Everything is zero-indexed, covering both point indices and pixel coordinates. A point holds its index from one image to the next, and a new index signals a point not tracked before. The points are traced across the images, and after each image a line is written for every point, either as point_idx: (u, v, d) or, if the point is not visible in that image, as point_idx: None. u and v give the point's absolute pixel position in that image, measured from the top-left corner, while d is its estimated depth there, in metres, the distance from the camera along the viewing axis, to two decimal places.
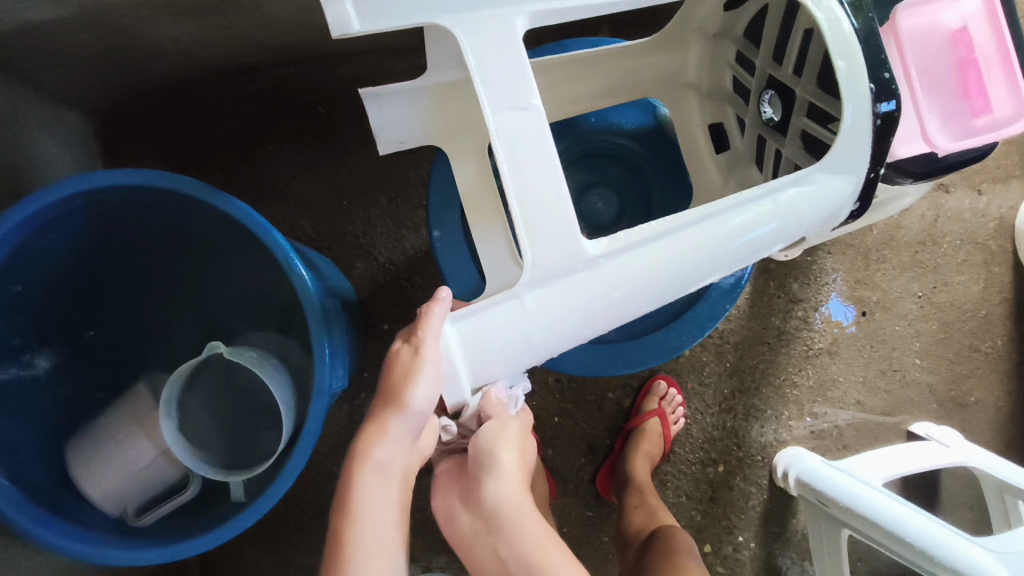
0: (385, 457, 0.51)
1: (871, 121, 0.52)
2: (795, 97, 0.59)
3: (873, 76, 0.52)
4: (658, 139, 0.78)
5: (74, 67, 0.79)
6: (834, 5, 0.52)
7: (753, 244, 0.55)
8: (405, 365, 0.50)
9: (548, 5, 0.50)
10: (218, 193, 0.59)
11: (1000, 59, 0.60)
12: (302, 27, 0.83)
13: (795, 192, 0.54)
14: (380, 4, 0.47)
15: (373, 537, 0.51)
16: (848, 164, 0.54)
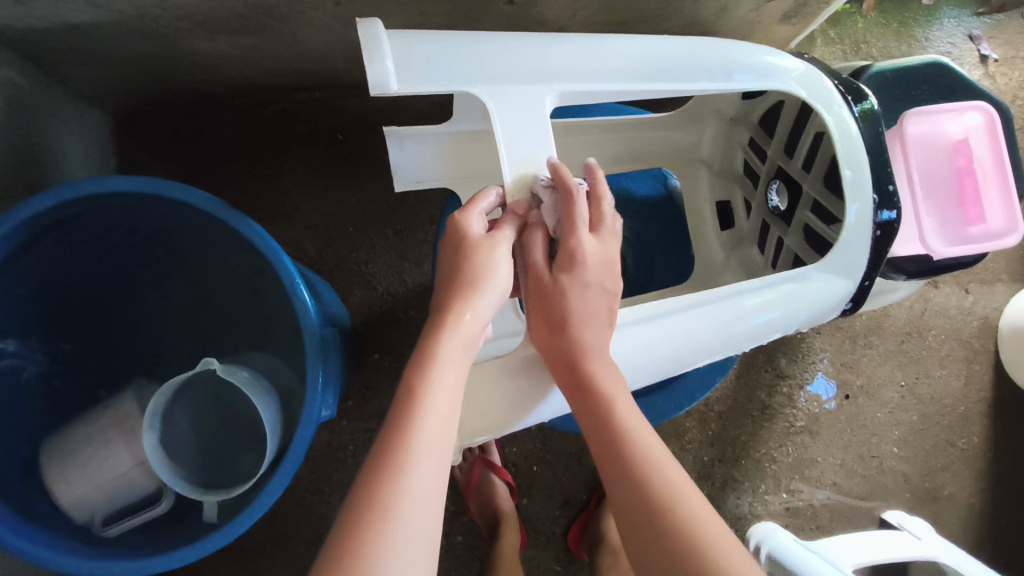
0: (466, 334, 0.50)
1: (872, 230, 0.56)
2: (801, 191, 0.62)
3: (879, 187, 0.56)
4: (664, 209, 0.79)
5: (106, 67, 0.81)
6: (845, 113, 0.56)
7: (755, 330, 0.58)
8: (486, 244, 0.52)
9: (575, 87, 0.55)
10: (234, 212, 0.60)
11: (996, 173, 0.63)
12: (334, 50, 0.85)
13: (794, 285, 0.57)
14: (421, 69, 0.51)
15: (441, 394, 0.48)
16: (846, 265, 0.57)
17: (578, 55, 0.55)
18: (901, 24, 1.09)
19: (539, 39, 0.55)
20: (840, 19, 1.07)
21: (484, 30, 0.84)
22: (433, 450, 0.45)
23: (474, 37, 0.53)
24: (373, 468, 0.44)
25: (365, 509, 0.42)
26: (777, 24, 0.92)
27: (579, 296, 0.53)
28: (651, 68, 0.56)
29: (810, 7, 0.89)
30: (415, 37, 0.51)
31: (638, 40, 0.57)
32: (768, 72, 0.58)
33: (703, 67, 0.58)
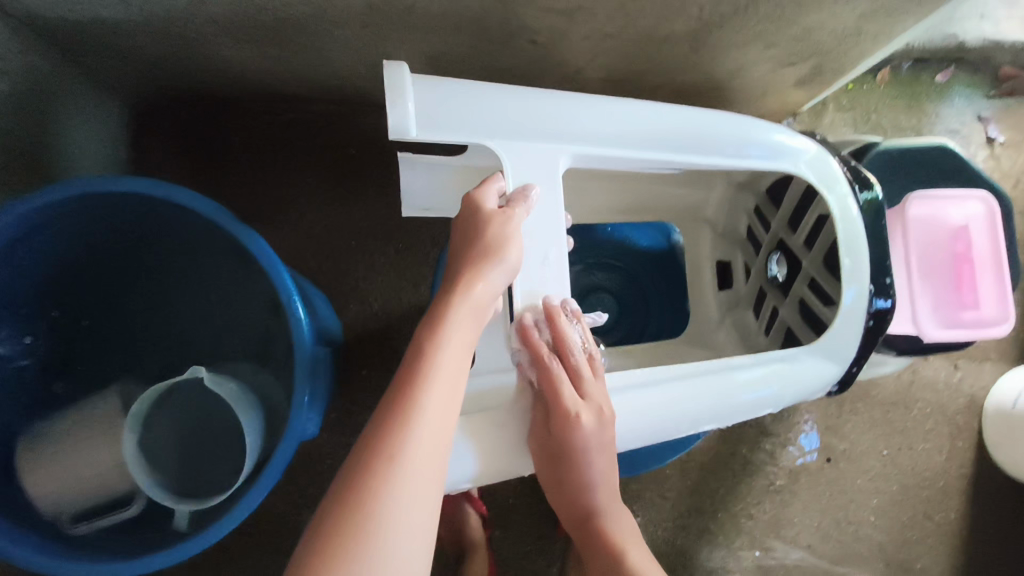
0: (475, 305, 0.51)
1: (865, 321, 0.58)
2: (800, 266, 0.64)
3: (877, 278, 0.58)
4: (665, 261, 0.80)
5: (130, 62, 0.82)
6: (849, 197, 0.59)
7: (750, 404, 0.59)
8: (499, 216, 0.52)
9: (587, 150, 0.57)
10: (240, 223, 0.60)
11: (993, 263, 0.64)
12: (356, 69, 0.86)
13: (781, 364, 0.59)
14: (440, 118, 0.53)
15: (449, 359, 0.49)
16: (837, 351, 0.60)
17: (593, 118, 0.57)
18: (912, 98, 1.11)
19: (559, 96, 0.57)
20: (853, 87, 1.09)
21: (505, 64, 0.86)
22: (435, 419, 0.46)
23: (497, 90, 0.55)
24: (374, 432, 0.45)
25: (365, 471, 0.43)
26: (791, 88, 0.94)
27: (578, 454, 0.54)
28: (660, 139, 0.59)
29: (824, 75, 0.91)
30: (440, 85, 0.53)
31: (654, 108, 0.59)
32: (780, 152, 0.60)
33: (716, 142, 0.60)
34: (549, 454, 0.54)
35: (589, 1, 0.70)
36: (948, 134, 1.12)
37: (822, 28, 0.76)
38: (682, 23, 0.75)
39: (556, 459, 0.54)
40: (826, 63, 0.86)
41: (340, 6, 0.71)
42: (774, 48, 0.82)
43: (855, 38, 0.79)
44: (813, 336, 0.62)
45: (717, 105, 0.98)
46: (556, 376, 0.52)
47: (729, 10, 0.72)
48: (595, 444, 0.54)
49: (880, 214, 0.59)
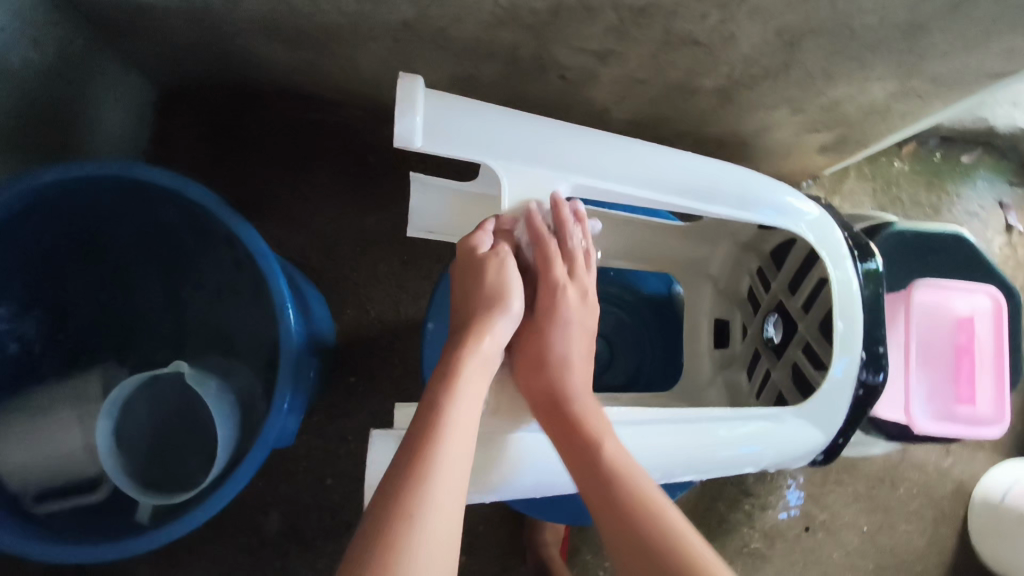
0: (484, 357, 0.53)
1: (854, 390, 0.56)
2: (797, 330, 0.62)
3: (869, 346, 0.56)
4: (662, 310, 0.79)
5: (162, 45, 0.83)
6: (849, 265, 0.57)
7: (730, 460, 0.57)
8: (495, 262, 0.55)
9: (591, 184, 0.56)
10: (243, 221, 0.60)
11: (995, 360, 0.62)
12: (381, 79, 0.87)
13: (763, 424, 0.56)
14: (446, 133, 0.51)
15: (467, 407, 0.50)
16: (821, 419, 0.57)
17: (601, 153, 0.56)
18: (935, 176, 1.10)
19: (570, 128, 0.55)
20: (877, 158, 1.09)
21: (531, 94, 0.86)
22: (458, 456, 0.47)
23: (506, 113, 0.54)
24: (397, 476, 0.44)
25: (395, 511, 0.42)
26: (814, 152, 0.93)
27: (558, 330, 0.58)
28: (665, 184, 0.57)
29: (848, 145, 0.90)
30: (448, 101, 0.52)
31: (665, 151, 0.57)
32: (786, 212, 0.59)
33: (722, 193, 0.58)
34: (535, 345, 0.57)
35: (621, 45, 0.70)
36: (967, 217, 1.11)
37: (851, 100, 0.76)
38: (712, 79, 0.74)
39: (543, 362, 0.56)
40: (852, 134, 0.86)
41: (375, 19, 0.71)
42: (800, 113, 0.81)
43: (882, 114, 0.79)
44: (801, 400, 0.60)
45: (737, 159, 0.98)
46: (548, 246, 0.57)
47: (760, 72, 0.72)
48: (581, 323, 0.59)
49: (877, 285, 0.58)
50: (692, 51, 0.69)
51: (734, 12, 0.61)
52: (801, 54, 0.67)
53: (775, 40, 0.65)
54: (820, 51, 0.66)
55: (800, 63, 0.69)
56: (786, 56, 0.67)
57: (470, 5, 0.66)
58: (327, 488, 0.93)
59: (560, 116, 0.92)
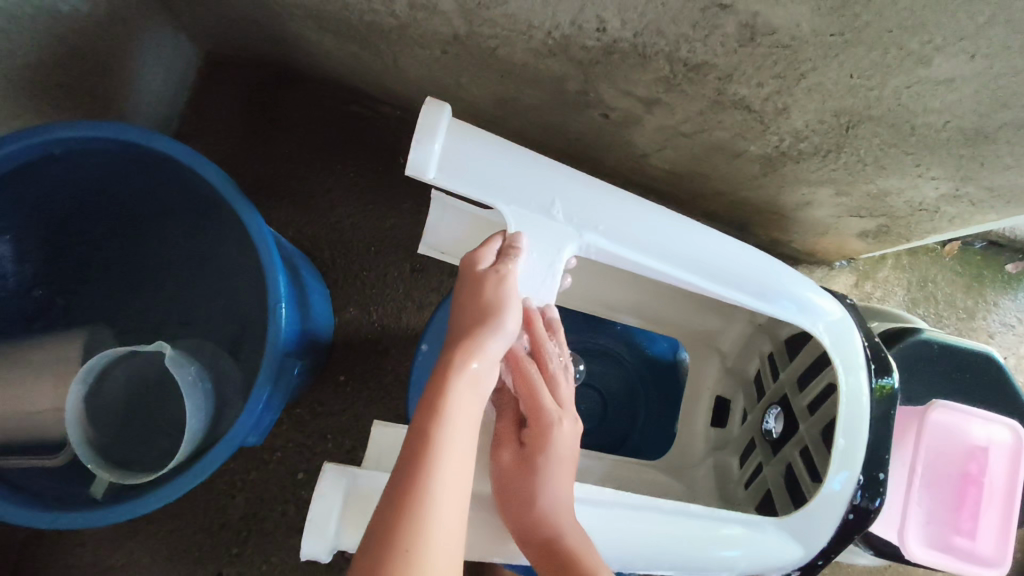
0: (475, 383, 0.45)
1: (844, 511, 0.53)
2: (798, 429, 0.58)
3: (868, 469, 0.53)
4: (663, 375, 0.78)
5: (213, 13, 0.82)
6: (862, 379, 0.53)
7: (706, 562, 0.53)
8: (494, 279, 0.48)
9: (603, 247, 0.53)
10: (252, 210, 0.59)
11: (1005, 497, 0.58)
12: (424, 81, 0.86)
13: (740, 529, 0.53)
14: (464, 168, 0.49)
15: (455, 453, 0.43)
16: (806, 534, 0.53)
17: (621, 217, 0.53)
18: (975, 279, 1.06)
19: (593, 185, 0.53)
20: (918, 250, 1.05)
21: (571, 126, 0.84)
22: (452, 482, 0.42)
23: (530, 157, 0.51)
24: (390, 490, 0.42)
25: (391, 528, 0.40)
26: (852, 235, 0.90)
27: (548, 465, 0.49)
28: (681, 259, 0.54)
29: (890, 235, 0.86)
30: (474, 136, 0.50)
31: (689, 226, 0.54)
32: (807, 309, 0.55)
33: (743, 278, 0.55)
34: (520, 483, 0.49)
35: (669, 97, 0.68)
36: (1002, 328, 1.05)
37: (899, 193, 0.73)
38: (758, 146, 0.72)
39: (527, 493, 0.49)
40: (895, 226, 0.82)
41: (426, 28, 0.70)
42: (843, 197, 0.78)
43: (929, 213, 0.75)
44: (790, 507, 0.56)
45: (771, 227, 0.94)
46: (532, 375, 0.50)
47: (809, 149, 0.69)
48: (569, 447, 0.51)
49: (890, 403, 0.54)
50: (741, 115, 0.66)
51: (791, 86, 0.58)
52: (854, 140, 0.64)
53: (829, 122, 0.62)
54: (874, 140, 0.63)
55: (852, 148, 0.66)
56: (839, 138, 0.64)
57: (523, 32, 0.64)
58: (295, 483, 0.91)
59: (598, 152, 0.90)
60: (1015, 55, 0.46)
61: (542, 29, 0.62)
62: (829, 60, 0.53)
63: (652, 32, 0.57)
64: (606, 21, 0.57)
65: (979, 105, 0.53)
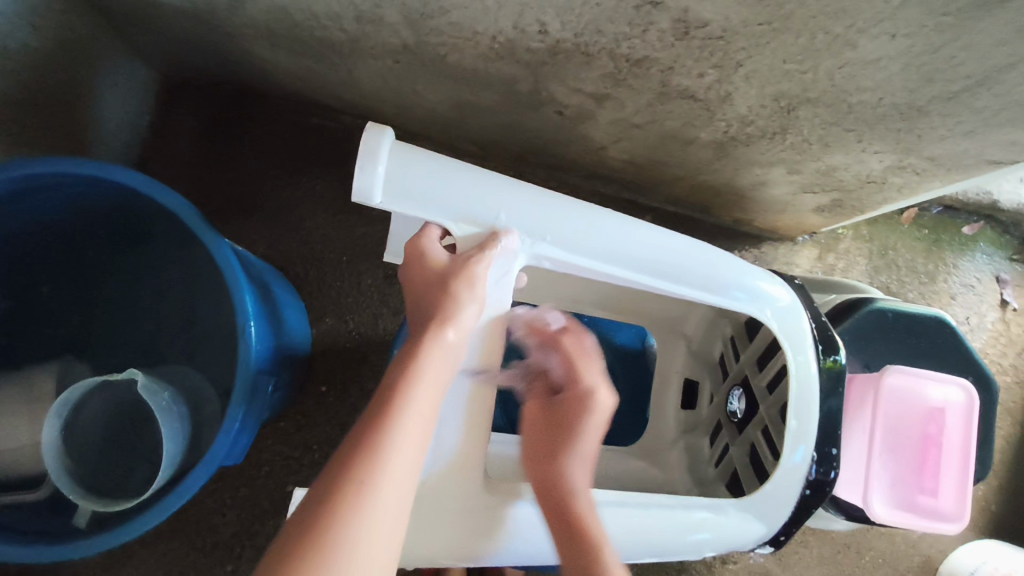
0: (447, 350, 0.48)
1: (801, 486, 0.55)
2: (758, 410, 0.60)
3: (820, 444, 0.55)
4: (634, 362, 0.80)
5: (164, 38, 0.83)
6: (810, 359, 0.56)
7: (672, 546, 0.55)
8: (463, 263, 0.50)
9: (552, 255, 0.53)
10: (215, 233, 0.60)
11: (962, 455, 0.60)
12: (379, 90, 0.87)
13: (706, 515, 0.55)
14: (409, 190, 0.50)
15: (420, 416, 0.45)
16: (765, 512, 0.56)
17: (569, 225, 0.53)
18: (933, 244, 1.09)
19: (539, 194, 0.53)
20: (876, 219, 1.08)
21: (528, 124, 0.86)
22: (414, 444, 0.44)
23: (476, 171, 0.52)
24: (355, 436, 0.44)
25: (345, 468, 0.42)
26: (809, 210, 0.92)
27: (574, 436, 0.59)
28: (629, 258, 0.55)
29: (844, 208, 0.89)
30: (418, 157, 0.50)
31: (636, 226, 0.55)
32: (756, 296, 0.57)
33: (692, 273, 0.56)
34: (550, 440, 0.59)
35: (618, 92, 0.69)
36: (963, 288, 1.09)
37: (847, 168, 0.75)
38: (708, 132, 0.74)
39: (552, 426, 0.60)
40: (848, 200, 0.85)
41: (376, 40, 0.71)
42: (796, 175, 0.80)
43: (878, 185, 0.78)
44: (754, 485, 0.58)
45: (734, 206, 0.97)
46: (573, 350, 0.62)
47: (756, 132, 0.71)
48: (596, 425, 0.60)
49: (838, 380, 0.56)
50: (688, 105, 0.68)
51: (730, 75, 0.60)
52: (796, 121, 0.66)
53: (771, 106, 0.64)
54: (817, 119, 0.65)
55: (796, 129, 0.68)
56: (782, 121, 0.67)
57: (469, 38, 0.65)
58: (286, 495, 0.92)
59: (559, 147, 0.91)
60: (932, 33, 0.48)
61: (487, 34, 0.63)
62: (761, 48, 0.54)
63: (592, 32, 0.58)
64: (546, 23, 0.58)
65: (907, 82, 0.55)
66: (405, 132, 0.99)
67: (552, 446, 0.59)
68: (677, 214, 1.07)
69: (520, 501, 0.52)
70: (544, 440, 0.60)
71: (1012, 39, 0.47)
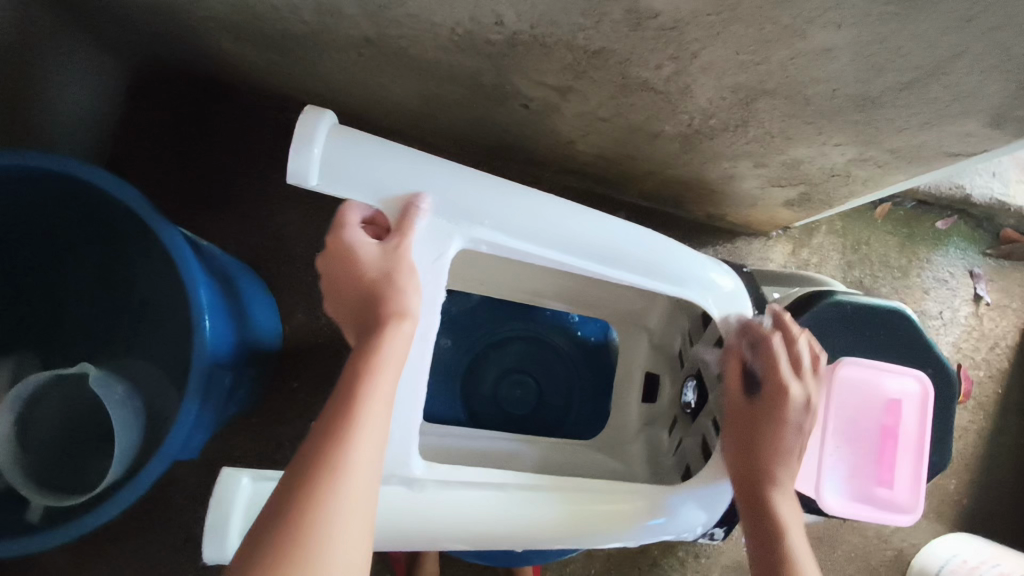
0: (404, 338, 0.47)
1: None
2: (709, 400, 0.61)
3: None
4: (597, 356, 0.81)
5: (129, 31, 0.82)
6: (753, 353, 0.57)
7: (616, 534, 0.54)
8: (387, 253, 0.49)
9: (489, 238, 0.53)
10: (168, 225, 0.59)
11: (916, 447, 0.60)
12: (348, 85, 0.86)
13: (647, 503, 0.55)
14: (347, 172, 0.49)
15: (379, 408, 0.45)
16: (706, 499, 0.56)
17: (511, 211, 0.53)
18: (907, 238, 1.09)
19: (480, 178, 0.53)
20: (850, 214, 1.08)
21: (496, 118, 0.85)
22: (372, 438, 0.44)
23: (414, 154, 0.52)
24: (316, 439, 0.43)
25: (312, 473, 0.41)
26: (779, 205, 0.92)
27: (779, 448, 0.54)
28: (572, 243, 0.55)
29: (813, 203, 0.89)
30: (359, 138, 0.50)
31: (579, 212, 0.55)
32: (702, 283, 0.58)
33: (637, 262, 0.56)
34: (755, 438, 0.54)
35: (580, 85, 0.69)
36: (937, 282, 1.09)
37: (811, 161, 0.75)
38: (672, 125, 0.73)
39: (760, 426, 0.54)
40: (815, 193, 0.85)
41: (337, 33, 0.71)
42: (762, 168, 0.80)
43: (843, 178, 0.78)
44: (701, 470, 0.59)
45: (706, 200, 0.96)
46: (775, 349, 0.55)
47: (719, 125, 0.71)
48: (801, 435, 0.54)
49: None
50: (650, 98, 0.68)
51: (687, 67, 0.60)
52: (756, 113, 0.66)
53: (730, 98, 0.64)
54: (775, 112, 0.65)
55: (757, 122, 0.68)
56: (743, 113, 0.66)
57: (428, 30, 0.65)
58: None
59: (528, 141, 0.91)
60: (877, 23, 0.48)
61: (445, 26, 0.63)
62: (713, 39, 0.54)
63: (547, 23, 0.58)
64: (501, 14, 0.58)
65: (859, 73, 0.55)
66: (377, 127, 0.99)
67: (757, 446, 0.54)
68: (651, 208, 1.06)
69: (563, 492, 0.53)
70: (748, 437, 0.55)
71: (955, 29, 0.47)
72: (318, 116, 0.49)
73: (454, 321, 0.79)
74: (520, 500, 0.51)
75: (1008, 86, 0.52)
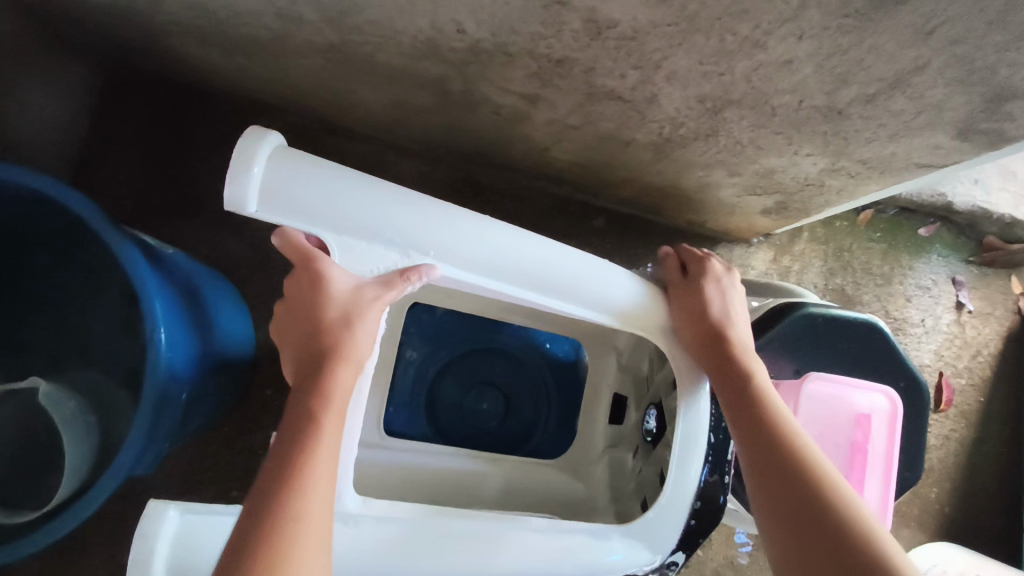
0: (353, 372, 0.49)
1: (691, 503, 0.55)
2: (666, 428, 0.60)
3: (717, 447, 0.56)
4: (566, 374, 0.80)
5: (96, 35, 0.81)
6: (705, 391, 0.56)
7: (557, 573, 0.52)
8: (357, 295, 0.50)
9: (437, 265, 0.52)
10: (121, 241, 0.58)
11: (884, 463, 0.61)
12: (319, 91, 0.85)
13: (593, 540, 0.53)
14: (288, 199, 0.48)
15: (334, 444, 0.46)
16: (655, 538, 0.54)
17: (462, 237, 0.52)
18: (890, 246, 1.08)
19: (428, 203, 0.51)
20: (832, 222, 1.07)
21: (468, 125, 0.84)
22: (329, 472, 0.44)
23: (363, 178, 0.50)
24: (270, 482, 0.42)
25: (272, 516, 0.41)
26: (757, 213, 0.91)
27: (722, 310, 0.56)
28: (523, 272, 0.54)
29: (790, 211, 0.88)
30: (304, 163, 0.49)
31: (533, 240, 0.54)
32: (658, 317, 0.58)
33: (588, 295, 0.56)
34: (699, 303, 0.57)
35: (547, 92, 0.68)
36: (918, 291, 1.08)
37: (784, 171, 0.74)
38: (643, 134, 0.72)
39: (700, 293, 0.57)
40: (792, 202, 0.84)
41: (301, 38, 0.69)
42: (737, 177, 0.79)
43: (818, 188, 0.77)
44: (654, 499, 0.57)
45: (684, 207, 0.95)
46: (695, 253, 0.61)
47: (690, 134, 0.69)
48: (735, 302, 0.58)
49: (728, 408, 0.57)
50: (618, 106, 0.67)
51: (651, 76, 0.59)
52: (725, 123, 0.64)
53: (698, 107, 0.63)
54: (744, 122, 0.63)
55: (726, 131, 0.67)
56: (711, 122, 0.65)
57: (390, 37, 0.64)
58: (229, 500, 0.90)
59: (502, 147, 0.89)
60: (836, 35, 0.46)
61: (407, 33, 0.62)
62: (674, 49, 0.53)
63: (508, 32, 0.57)
64: (461, 23, 0.57)
65: (822, 84, 0.53)
66: (351, 132, 0.97)
67: (703, 310, 0.56)
68: (630, 215, 1.05)
69: (511, 524, 0.52)
70: (693, 305, 0.57)
71: (914, 41, 0.46)
72: (262, 138, 0.48)
73: (423, 334, 0.78)
74: (476, 528, 0.51)
75: (972, 98, 0.51)
